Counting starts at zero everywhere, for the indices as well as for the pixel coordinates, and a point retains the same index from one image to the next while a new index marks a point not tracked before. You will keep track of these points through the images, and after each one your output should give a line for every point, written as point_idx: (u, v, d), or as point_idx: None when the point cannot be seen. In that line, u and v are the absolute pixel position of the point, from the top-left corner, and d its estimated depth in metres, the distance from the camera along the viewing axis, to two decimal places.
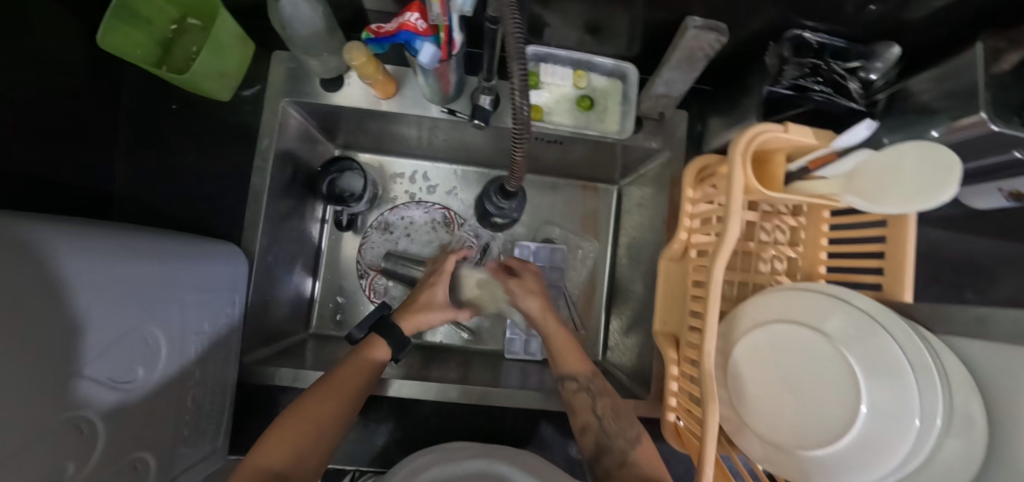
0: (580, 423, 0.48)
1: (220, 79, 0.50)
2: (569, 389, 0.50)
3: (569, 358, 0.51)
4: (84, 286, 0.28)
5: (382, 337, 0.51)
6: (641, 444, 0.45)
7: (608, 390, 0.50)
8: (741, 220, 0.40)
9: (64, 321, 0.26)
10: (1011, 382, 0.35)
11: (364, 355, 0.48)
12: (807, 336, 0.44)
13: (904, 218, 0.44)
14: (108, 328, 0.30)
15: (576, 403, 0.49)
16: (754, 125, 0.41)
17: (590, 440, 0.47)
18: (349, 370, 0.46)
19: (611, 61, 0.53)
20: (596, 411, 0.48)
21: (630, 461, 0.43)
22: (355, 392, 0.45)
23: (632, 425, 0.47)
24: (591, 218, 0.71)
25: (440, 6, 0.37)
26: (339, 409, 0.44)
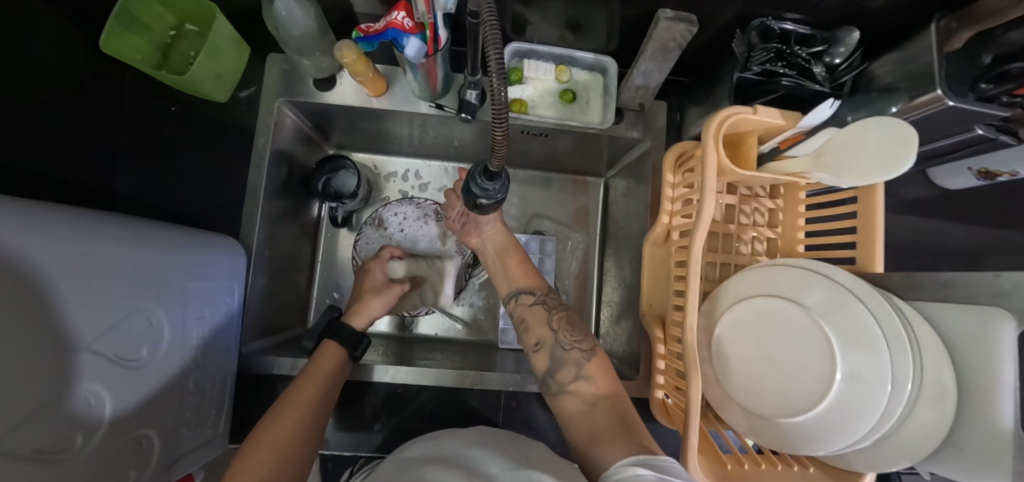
0: (535, 338, 0.52)
1: (217, 81, 0.52)
2: (522, 304, 0.55)
3: (518, 275, 0.58)
4: (87, 264, 0.30)
5: (333, 344, 0.54)
6: (594, 356, 0.49)
7: (559, 306, 0.55)
8: (715, 199, 0.42)
9: (68, 297, 0.28)
10: (981, 349, 0.37)
11: (318, 363, 0.51)
12: (786, 309, 0.45)
13: (872, 194, 0.46)
14: (112, 307, 0.32)
15: (530, 317, 0.54)
16: (726, 108, 0.43)
17: (543, 355, 0.50)
18: (307, 380, 0.48)
19: (590, 56, 0.55)
20: (551, 325, 0.52)
21: (583, 377, 0.48)
22: (319, 398, 0.47)
23: (586, 340, 0.51)
24: (580, 210, 0.73)
25: (425, 5, 0.40)
26: (307, 419, 0.45)
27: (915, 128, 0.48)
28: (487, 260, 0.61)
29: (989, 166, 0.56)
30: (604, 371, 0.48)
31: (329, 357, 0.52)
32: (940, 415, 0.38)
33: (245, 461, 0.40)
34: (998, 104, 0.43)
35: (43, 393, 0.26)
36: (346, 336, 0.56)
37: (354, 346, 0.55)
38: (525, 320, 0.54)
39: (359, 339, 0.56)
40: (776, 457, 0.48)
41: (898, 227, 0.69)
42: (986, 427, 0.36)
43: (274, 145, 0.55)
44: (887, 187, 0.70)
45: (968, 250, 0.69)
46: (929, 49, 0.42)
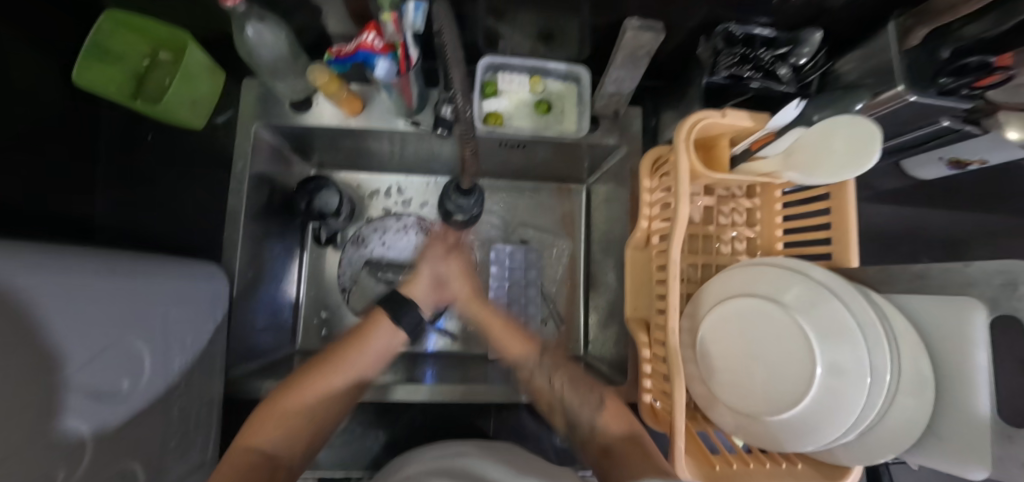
0: (546, 403, 0.53)
1: (193, 108, 0.52)
2: (526, 375, 0.55)
3: (510, 344, 0.57)
4: (65, 301, 0.30)
5: (383, 315, 0.53)
6: (607, 406, 0.49)
7: (557, 365, 0.55)
8: (690, 201, 0.43)
9: (42, 334, 0.28)
10: (955, 337, 0.38)
11: (368, 330, 0.52)
12: (765, 306, 0.45)
13: (844, 191, 0.47)
14: (93, 338, 0.33)
15: (535, 387, 0.54)
16: (696, 113, 0.44)
17: (559, 416, 0.52)
18: (348, 350, 0.50)
19: (564, 66, 0.56)
20: (554, 388, 0.52)
21: (598, 425, 0.47)
22: (354, 372, 0.50)
23: (594, 392, 0.50)
24: (564, 217, 0.74)
25: (394, 25, 0.41)
26: (335, 390, 0.48)
27: (882, 123, 0.49)
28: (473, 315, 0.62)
29: (959, 155, 0.57)
30: (620, 412, 0.48)
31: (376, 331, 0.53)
32: (920, 405, 0.39)
33: (257, 426, 0.43)
34: (960, 96, 0.44)
35: (23, 434, 0.26)
36: (394, 302, 0.54)
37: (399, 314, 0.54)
38: (530, 388, 0.54)
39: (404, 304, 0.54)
40: (765, 455, 0.49)
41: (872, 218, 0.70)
42: (965, 415, 0.36)
43: (253, 169, 0.56)
44: (863, 180, 0.71)
45: (945, 238, 0.70)
46: (889, 46, 0.43)
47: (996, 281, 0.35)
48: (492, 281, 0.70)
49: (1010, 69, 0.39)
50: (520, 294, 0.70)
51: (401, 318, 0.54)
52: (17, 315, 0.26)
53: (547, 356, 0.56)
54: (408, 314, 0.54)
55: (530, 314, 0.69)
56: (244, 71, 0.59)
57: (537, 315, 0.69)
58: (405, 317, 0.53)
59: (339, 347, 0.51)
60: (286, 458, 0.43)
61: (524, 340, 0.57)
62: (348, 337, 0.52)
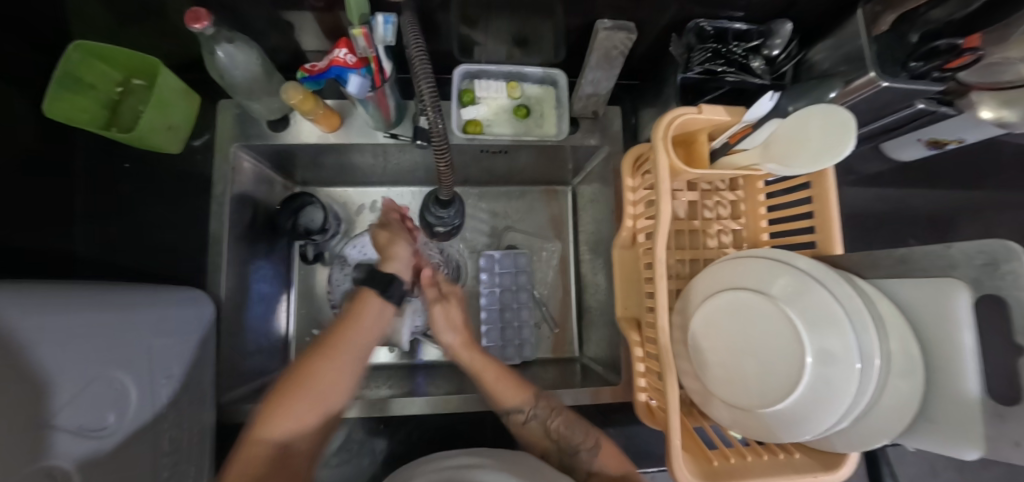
0: (541, 450, 0.52)
1: (168, 133, 0.52)
2: (516, 421, 0.51)
3: (505, 393, 0.51)
4: (45, 339, 0.30)
5: (372, 292, 0.49)
6: (601, 450, 0.49)
7: (554, 409, 0.51)
8: (671, 198, 0.43)
9: (22, 373, 0.27)
10: (940, 318, 0.38)
11: (358, 311, 0.48)
12: (754, 298, 0.45)
13: (825, 180, 0.47)
14: (75, 374, 0.32)
15: (528, 433, 0.51)
16: (673, 110, 0.44)
17: (554, 461, 0.51)
18: (342, 332, 0.47)
19: (540, 70, 0.56)
20: (551, 436, 0.51)
21: (595, 469, 0.48)
22: (355, 356, 0.47)
23: (589, 435, 0.50)
24: (553, 219, 0.73)
25: (365, 40, 0.41)
26: (341, 378, 0.45)
27: (858, 109, 0.49)
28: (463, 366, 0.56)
29: (937, 136, 0.57)
30: (615, 455, 0.49)
31: (371, 307, 0.49)
32: (911, 389, 0.39)
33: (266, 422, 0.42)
34: (931, 79, 0.45)
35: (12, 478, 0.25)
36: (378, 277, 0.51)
37: (384, 285, 0.50)
38: (523, 436, 0.51)
39: (389, 279, 0.51)
40: (763, 448, 0.48)
41: (857, 203, 0.70)
42: (954, 399, 0.37)
43: (234, 191, 0.55)
44: (846, 165, 0.71)
45: (930, 218, 0.70)
46: (858, 33, 0.43)
47: (977, 261, 0.35)
48: (483, 289, 0.68)
49: (977, 48, 0.40)
50: (512, 299, 0.68)
51: (389, 292, 0.50)
52: None
53: (542, 401, 0.52)
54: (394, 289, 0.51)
55: (524, 319, 0.67)
56: (220, 92, 0.59)
57: (530, 319, 0.68)
58: (393, 291, 0.50)
59: (332, 333, 0.47)
60: (298, 451, 0.43)
61: (517, 387, 0.52)
62: (343, 316, 0.48)
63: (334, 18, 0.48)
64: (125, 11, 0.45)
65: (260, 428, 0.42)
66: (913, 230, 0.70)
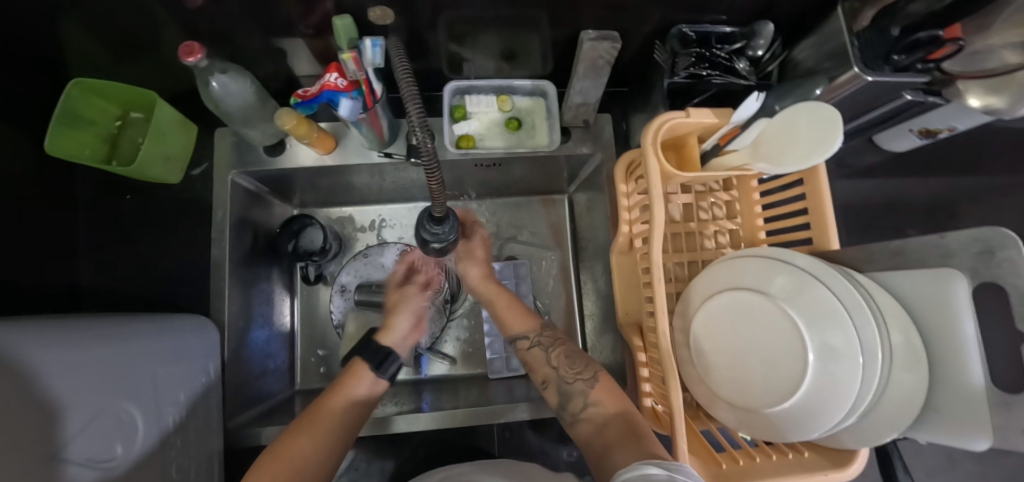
0: (541, 378, 0.52)
1: (167, 164, 0.52)
2: (523, 348, 0.55)
3: (512, 321, 0.57)
4: (54, 373, 0.30)
5: (361, 364, 0.51)
6: (597, 383, 0.49)
7: (557, 340, 0.54)
8: (664, 201, 0.43)
9: (36, 406, 0.28)
10: (940, 308, 0.38)
11: (349, 383, 0.50)
12: (752, 298, 0.45)
13: (818, 176, 0.47)
14: (85, 407, 0.32)
15: (532, 360, 0.53)
16: (660, 116, 0.45)
17: (552, 392, 0.51)
18: (328, 401, 0.48)
19: (529, 82, 0.56)
20: (551, 363, 0.52)
21: (591, 402, 0.48)
22: (339, 427, 0.46)
23: (587, 368, 0.50)
24: (551, 227, 0.74)
25: (354, 63, 0.43)
26: (320, 449, 0.44)
27: (845, 104, 0.50)
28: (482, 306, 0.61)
29: (928, 125, 0.57)
30: (614, 392, 0.48)
31: (356, 378, 0.50)
32: (917, 382, 0.39)
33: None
34: (916, 71, 0.45)
35: None
36: (371, 351, 0.53)
37: (378, 358, 0.52)
38: (526, 362, 0.54)
39: (385, 352, 0.53)
40: (772, 448, 0.48)
41: (853, 196, 0.70)
42: (959, 389, 0.36)
43: (234, 217, 0.56)
44: (839, 158, 0.71)
45: (928, 208, 0.70)
46: (840, 31, 0.44)
47: (973, 250, 0.36)
48: None
49: (958, 40, 0.40)
50: None
51: (383, 367, 0.52)
52: (6, 393, 0.26)
53: (547, 331, 0.55)
54: (389, 364, 0.53)
55: None
56: (216, 121, 0.60)
57: None
58: (386, 365, 0.52)
59: (318, 406, 0.48)
60: None
61: (529, 317, 0.57)
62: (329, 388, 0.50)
63: (324, 43, 0.50)
64: (121, 45, 0.46)
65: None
66: (911, 220, 0.70)
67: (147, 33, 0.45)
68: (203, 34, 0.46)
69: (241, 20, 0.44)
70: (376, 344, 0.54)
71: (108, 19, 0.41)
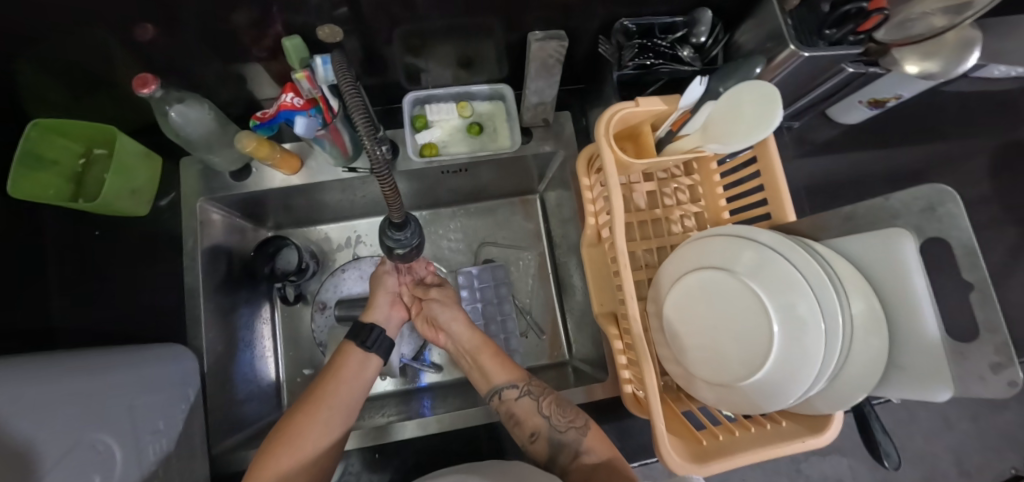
0: (530, 429, 0.50)
1: (133, 196, 0.53)
2: (509, 399, 0.52)
3: (497, 371, 0.54)
4: (26, 408, 0.30)
5: (350, 345, 0.54)
6: (589, 431, 0.48)
7: (545, 389, 0.52)
8: (621, 189, 0.44)
9: (9, 438, 0.28)
10: (890, 267, 0.39)
11: (340, 362, 0.53)
12: (718, 276, 0.46)
13: (770, 152, 0.48)
14: (61, 439, 0.32)
15: (520, 410, 0.51)
16: (611, 107, 0.46)
17: (542, 443, 0.49)
18: (325, 382, 0.51)
19: (486, 87, 0.58)
20: (542, 412, 0.50)
21: (583, 450, 0.47)
22: (337, 398, 0.50)
23: (578, 415, 0.49)
24: (526, 227, 0.74)
25: (308, 81, 0.45)
26: (328, 419, 0.48)
27: (789, 81, 0.51)
28: (462, 361, 0.60)
29: (875, 95, 0.59)
30: (602, 439, 0.48)
31: (349, 357, 0.54)
32: (880, 343, 0.40)
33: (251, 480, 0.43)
34: (850, 43, 0.47)
35: None
36: (358, 327, 0.56)
37: (362, 337, 0.55)
38: (513, 415, 0.51)
39: (368, 328, 0.56)
40: (752, 421, 0.48)
41: (818, 169, 0.72)
42: (918, 343, 0.38)
43: (205, 244, 0.56)
44: (798, 136, 0.73)
45: (892, 175, 0.72)
46: (773, 12, 0.45)
47: (917, 207, 0.38)
48: (465, 306, 0.68)
49: (882, 8, 0.42)
50: (495, 311, 0.69)
51: (368, 342, 0.55)
52: None
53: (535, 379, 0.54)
54: (373, 336, 0.56)
55: (509, 331, 0.68)
56: (181, 151, 0.60)
57: (516, 329, 0.68)
58: (371, 339, 0.55)
59: (316, 385, 0.51)
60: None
61: (514, 366, 0.55)
62: (325, 371, 0.53)
63: (279, 65, 0.51)
64: (79, 82, 0.47)
65: (254, 477, 0.43)
66: (878, 189, 0.71)
67: (102, 67, 0.45)
68: (159, 65, 0.47)
69: (193, 49, 0.45)
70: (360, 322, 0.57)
71: (62, 57, 0.42)
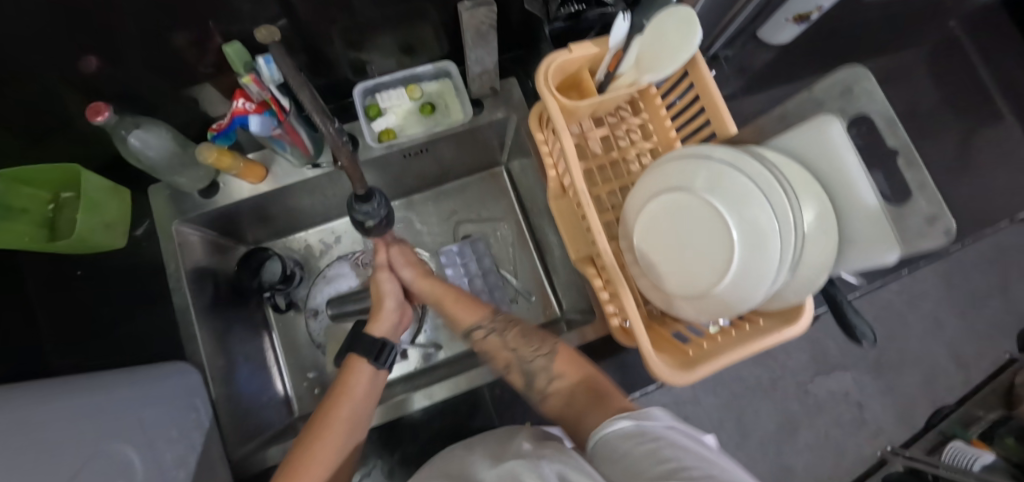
0: (503, 363, 0.54)
1: (108, 230, 0.54)
2: (478, 338, 0.55)
3: (460, 314, 0.56)
4: (41, 424, 0.32)
5: (359, 359, 0.52)
6: (557, 356, 0.51)
7: (509, 322, 0.55)
8: (570, 133, 0.46)
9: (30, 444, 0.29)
10: (826, 155, 0.42)
11: (349, 379, 0.51)
12: (677, 198, 0.49)
13: (701, 73, 0.49)
14: (80, 447, 0.33)
15: (490, 347, 0.54)
16: (547, 58, 0.49)
17: (516, 374, 0.52)
18: (337, 405, 0.48)
19: (431, 67, 0.60)
20: (509, 346, 0.53)
21: (555, 375, 0.50)
22: (347, 424, 0.48)
23: (545, 343, 0.52)
24: (498, 199, 0.76)
25: (256, 84, 0.46)
26: (340, 446, 0.47)
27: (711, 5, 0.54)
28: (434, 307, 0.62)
29: (799, 11, 0.62)
30: (572, 362, 0.50)
31: (360, 374, 0.51)
32: (830, 228, 0.43)
33: None
34: None
35: None
36: (369, 342, 0.53)
37: (376, 352, 0.53)
38: (485, 352, 0.54)
39: (381, 343, 0.53)
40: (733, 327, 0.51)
41: (764, 94, 0.75)
42: (862, 217, 0.40)
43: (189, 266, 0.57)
44: (740, 65, 0.76)
45: None
46: None
47: (837, 92, 0.42)
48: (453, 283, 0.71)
49: None
50: (482, 283, 0.70)
51: (381, 358, 0.53)
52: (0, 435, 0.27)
53: (500, 316, 0.56)
54: (387, 354, 0.53)
55: (499, 298, 0.70)
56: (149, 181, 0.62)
57: (505, 297, 0.70)
58: (383, 354, 0.53)
59: (325, 407, 0.49)
60: None
61: (474, 307, 0.56)
62: (333, 390, 0.50)
63: (228, 78, 0.53)
64: (35, 125, 0.48)
65: None
66: None
67: (53, 105, 0.47)
68: (107, 94, 0.48)
69: (140, 73, 0.47)
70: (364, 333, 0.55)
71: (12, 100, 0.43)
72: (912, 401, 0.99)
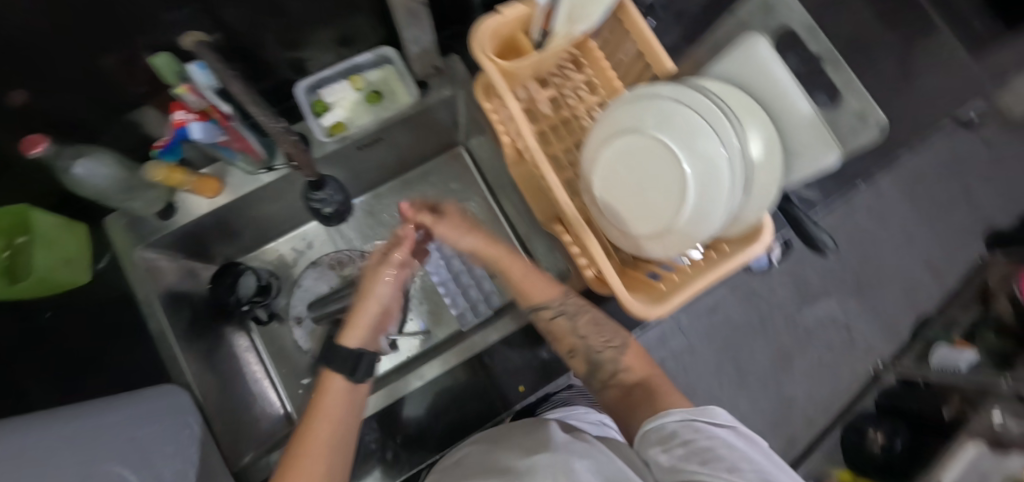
0: (567, 347, 0.54)
1: (70, 265, 0.54)
2: (546, 318, 0.54)
3: (537, 292, 0.53)
4: (35, 447, 0.32)
5: (332, 372, 0.43)
6: (628, 349, 0.53)
7: (581, 307, 0.54)
8: (514, 96, 0.47)
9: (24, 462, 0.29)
10: (761, 77, 0.43)
11: (323, 396, 0.42)
12: (628, 142, 0.49)
13: (632, 16, 0.51)
14: (74, 465, 0.33)
15: (557, 329, 0.53)
16: (478, 24, 0.48)
17: (580, 359, 0.53)
18: (312, 427, 0.40)
19: (369, 55, 0.60)
20: (578, 332, 0.53)
21: (621, 367, 0.51)
22: (326, 446, 0.40)
23: (617, 335, 0.53)
24: (462, 180, 0.77)
25: (192, 93, 0.46)
26: (319, 475, 0.39)
27: None
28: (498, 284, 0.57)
29: None
30: (639, 357, 0.52)
31: (334, 390, 0.43)
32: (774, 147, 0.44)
33: None
34: None
35: None
36: (341, 355, 0.43)
37: (353, 367, 0.43)
38: (551, 333, 0.54)
39: (356, 355, 0.43)
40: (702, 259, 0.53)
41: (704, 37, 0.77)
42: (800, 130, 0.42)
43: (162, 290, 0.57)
44: (677, 12, 0.78)
45: None
46: None
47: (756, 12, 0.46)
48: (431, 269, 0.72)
49: None
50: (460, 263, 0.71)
51: (359, 371, 0.43)
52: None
53: (571, 298, 0.54)
54: (364, 365, 0.44)
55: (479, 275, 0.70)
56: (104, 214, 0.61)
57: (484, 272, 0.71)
58: (361, 364, 0.43)
59: (299, 432, 0.41)
60: None
61: (549, 284, 0.54)
62: (307, 411, 0.42)
63: (165, 95, 0.52)
64: None
65: None
66: None
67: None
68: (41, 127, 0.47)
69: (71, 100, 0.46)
70: (336, 344, 0.44)
71: None
72: (897, 315, 1.03)
